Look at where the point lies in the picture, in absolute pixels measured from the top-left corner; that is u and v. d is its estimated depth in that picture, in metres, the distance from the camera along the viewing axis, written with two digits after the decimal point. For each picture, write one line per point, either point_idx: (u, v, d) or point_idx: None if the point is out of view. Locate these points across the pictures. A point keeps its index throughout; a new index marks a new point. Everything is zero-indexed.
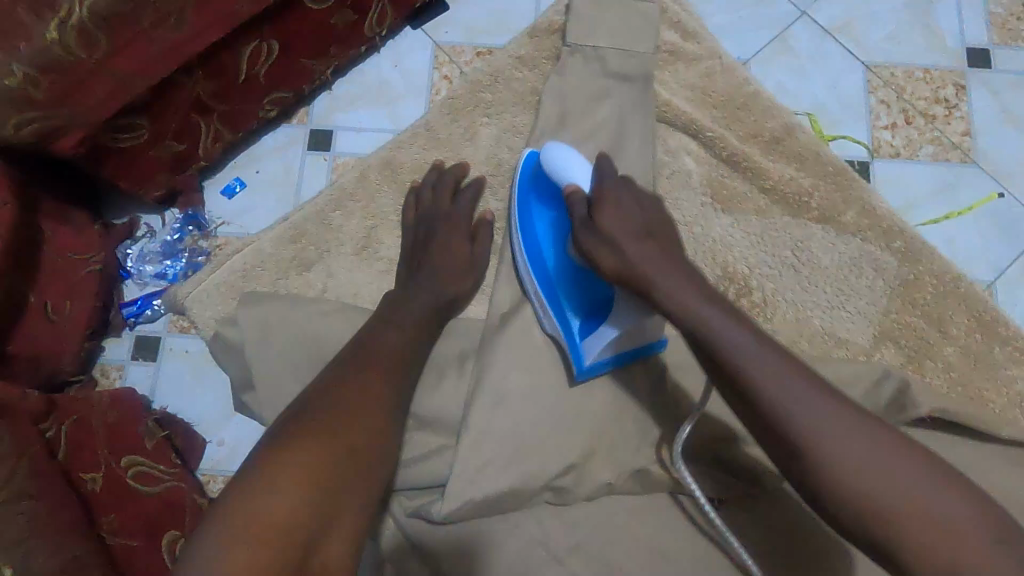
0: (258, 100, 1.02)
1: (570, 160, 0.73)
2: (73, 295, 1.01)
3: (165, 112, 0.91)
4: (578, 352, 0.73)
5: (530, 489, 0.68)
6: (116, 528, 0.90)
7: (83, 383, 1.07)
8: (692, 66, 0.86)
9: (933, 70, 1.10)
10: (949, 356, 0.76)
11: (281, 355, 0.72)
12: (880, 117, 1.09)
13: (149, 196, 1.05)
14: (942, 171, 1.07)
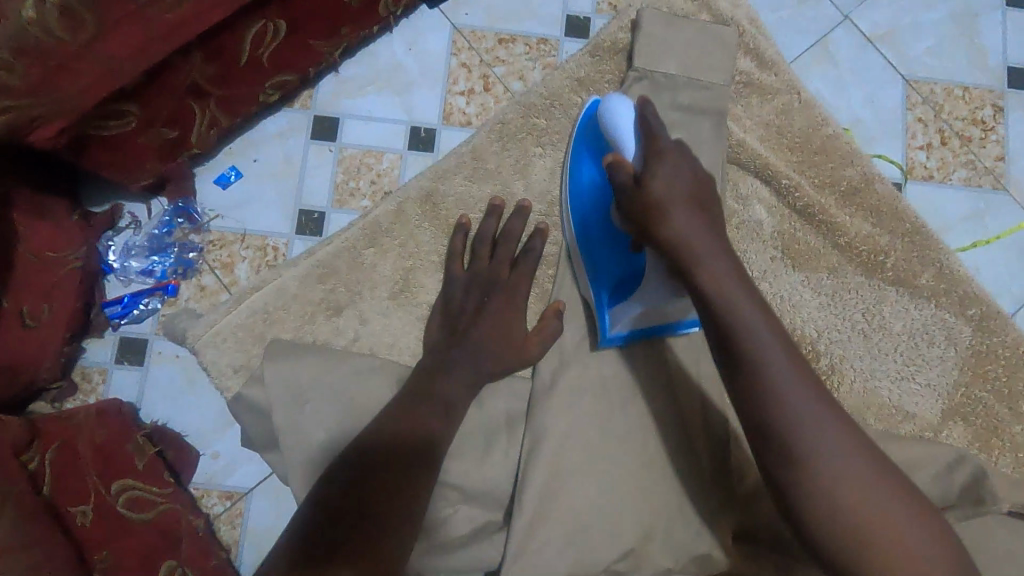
0: (262, 84, 0.88)
1: (624, 118, 0.67)
2: (52, 298, 0.85)
3: (157, 97, 0.77)
4: (606, 318, 0.71)
5: (585, 574, 0.63)
6: (109, 565, 0.79)
7: (63, 390, 0.92)
8: (767, 101, 0.79)
9: (972, 88, 1.00)
10: (1017, 436, 0.73)
11: (313, 418, 0.66)
12: (916, 136, 1.00)
13: (134, 186, 0.90)
14: (973, 197, 0.98)
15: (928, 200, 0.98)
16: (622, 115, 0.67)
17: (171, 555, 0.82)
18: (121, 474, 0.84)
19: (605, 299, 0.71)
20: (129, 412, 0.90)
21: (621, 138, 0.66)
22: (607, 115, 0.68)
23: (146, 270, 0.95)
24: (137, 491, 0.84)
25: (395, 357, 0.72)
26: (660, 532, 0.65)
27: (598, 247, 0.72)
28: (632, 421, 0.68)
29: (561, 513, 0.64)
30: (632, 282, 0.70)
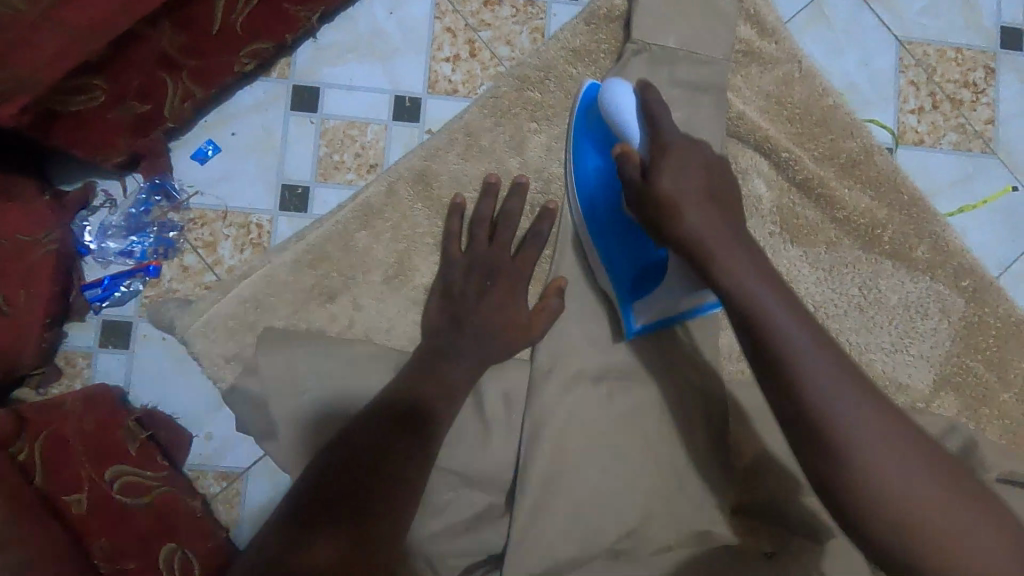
0: (237, 51, 0.83)
1: (626, 102, 0.67)
2: (30, 284, 0.82)
3: (126, 69, 0.72)
4: (629, 311, 0.70)
5: (589, 554, 0.64)
6: (109, 553, 0.79)
7: (47, 375, 0.90)
8: (767, 70, 0.77)
9: (965, 50, 0.99)
10: (1005, 404, 0.75)
11: (311, 407, 0.65)
12: (909, 100, 0.98)
13: (107, 163, 0.86)
14: (964, 161, 0.98)
15: (919, 165, 0.98)
16: (624, 96, 0.68)
17: (168, 539, 0.82)
18: (114, 460, 0.82)
19: (626, 293, 0.70)
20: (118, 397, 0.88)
21: (628, 117, 0.67)
22: (610, 100, 0.68)
23: (125, 251, 0.92)
24: (131, 476, 0.83)
25: (392, 343, 0.71)
26: (662, 509, 0.66)
27: (609, 235, 0.71)
28: (632, 401, 0.69)
29: (566, 494, 0.65)
30: (652, 277, 0.70)
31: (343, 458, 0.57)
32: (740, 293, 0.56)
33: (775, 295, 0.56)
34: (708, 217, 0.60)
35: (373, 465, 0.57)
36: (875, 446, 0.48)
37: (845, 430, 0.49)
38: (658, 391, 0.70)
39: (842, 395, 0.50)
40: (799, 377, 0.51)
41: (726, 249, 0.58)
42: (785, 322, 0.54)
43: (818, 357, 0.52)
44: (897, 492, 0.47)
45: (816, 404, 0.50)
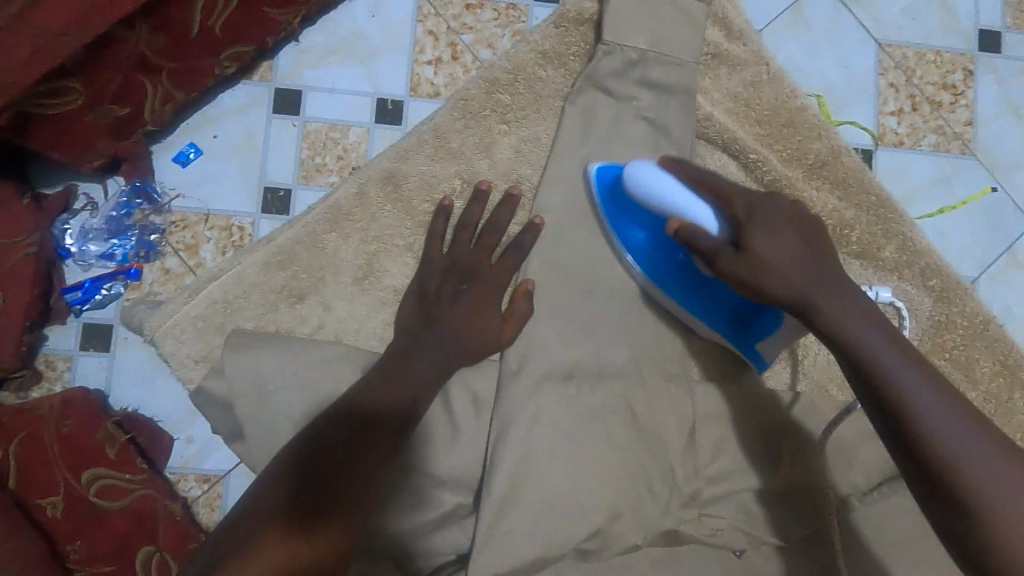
0: (216, 54, 0.83)
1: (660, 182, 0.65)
2: (4, 288, 0.81)
3: (103, 72, 0.72)
4: (754, 352, 0.73)
5: (555, 553, 0.65)
6: (84, 556, 0.80)
7: (26, 378, 0.89)
8: (736, 72, 0.77)
9: (944, 52, 1.00)
10: (971, 402, 0.75)
11: (277, 409, 0.65)
12: (888, 102, 0.99)
13: (86, 165, 0.86)
14: (942, 162, 0.98)
15: (898, 166, 0.99)
16: (655, 178, 0.65)
17: (146, 543, 0.82)
18: (91, 463, 0.83)
19: (743, 338, 0.73)
20: (99, 400, 0.87)
21: (671, 198, 0.64)
22: (637, 184, 0.66)
23: (106, 252, 0.92)
24: (109, 479, 0.83)
25: (361, 344, 0.71)
26: (629, 509, 0.66)
27: (695, 292, 0.71)
28: (598, 401, 0.69)
29: (532, 494, 0.65)
30: (762, 313, 0.70)
31: (305, 457, 0.58)
32: (831, 321, 0.58)
33: (871, 322, 0.58)
34: (792, 248, 0.60)
35: (333, 464, 0.57)
36: (987, 470, 0.50)
37: (957, 455, 0.51)
38: (625, 391, 0.70)
39: (950, 419, 0.52)
40: (907, 403, 0.53)
41: (827, 277, 0.60)
42: (878, 344, 0.56)
43: (923, 383, 0.54)
44: (1006, 514, 0.49)
45: (925, 430, 0.52)
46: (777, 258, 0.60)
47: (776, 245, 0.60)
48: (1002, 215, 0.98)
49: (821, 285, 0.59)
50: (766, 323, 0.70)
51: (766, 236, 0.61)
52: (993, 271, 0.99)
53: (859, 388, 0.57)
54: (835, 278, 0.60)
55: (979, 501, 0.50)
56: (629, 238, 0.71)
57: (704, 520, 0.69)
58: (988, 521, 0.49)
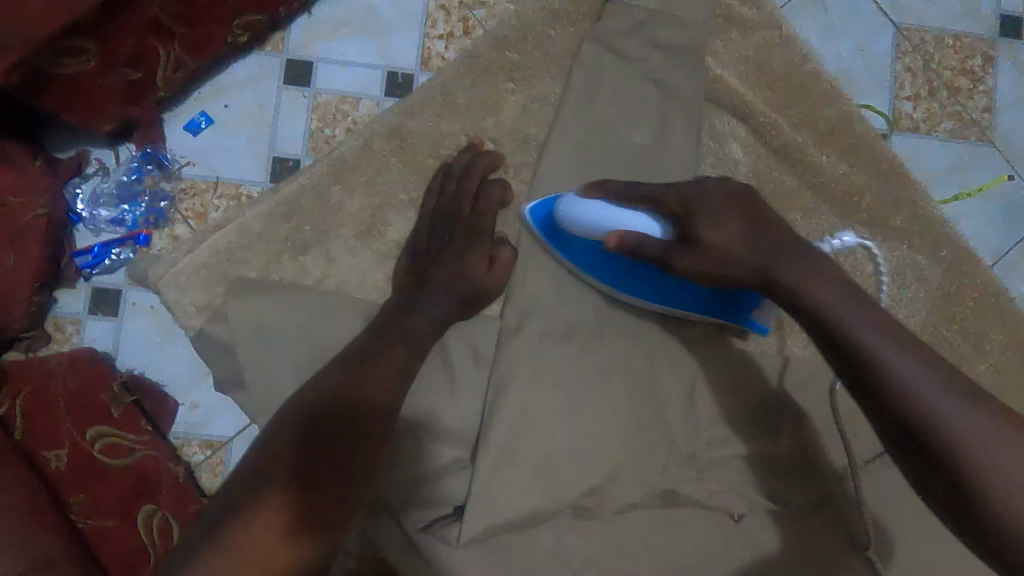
0: (229, 21, 0.83)
1: (589, 208, 0.64)
2: (15, 246, 0.82)
3: (117, 32, 0.73)
4: (753, 323, 0.70)
5: (552, 509, 0.65)
6: (87, 509, 0.80)
7: (34, 339, 0.90)
8: (747, 35, 0.76)
9: (963, 37, 0.98)
10: (980, 374, 0.74)
11: (278, 356, 0.65)
12: (905, 87, 0.97)
13: (98, 131, 0.86)
14: (959, 149, 0.97)
15: (913, 153, 0.97)
16: (586, 207, 0.64)
17: (148, 500, 0.83)
18: (96, 421, 0.84)
19: (733, 316, 0.69)
20: (106, 361, 0.88)
21: (603, 216, 0.63)
22: (571, 217, 0.65)
23: (117, 219, 0.92)
24: (112, 437, 0.84)
25: (362, 296, 0.71)
26: (625, 470, 0.66)
27: (667, 287, 0.68)
28: (599, 361, 0.68)
29: (529, 451, 0.65)
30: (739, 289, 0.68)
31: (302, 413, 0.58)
32: (801, 293, 0.57)
33: (836, 286, 0.57)
34: (733, 218, 0.61)
35: (328, 426, 0.57)
36: (1005, 460, 0.47)
37: (973, 449, 0.47)
38: (626, 351, 0.69)
39: (959, 410, 0.49)
40: (916, 402, 0.50)
41: (801, 268, 0.58)
42: (862, 324, 0.54)
43: (929, 377, 0.50)
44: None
45: (942, 432, 0.48)
46: (733, 235, 0.60)
47: (723, 230, 0.60)
48: (1019, 202, 0.96)
49: (773, 245, 0.59)
50: (746, 296, 0.67)
51: (709, 221, 0.61)
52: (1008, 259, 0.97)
53: (863, 397, 0.53)
54: (812, 264, 0.58)
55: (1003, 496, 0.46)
56: (576, 259, 0.69)
57: (702, 483, 0.68)
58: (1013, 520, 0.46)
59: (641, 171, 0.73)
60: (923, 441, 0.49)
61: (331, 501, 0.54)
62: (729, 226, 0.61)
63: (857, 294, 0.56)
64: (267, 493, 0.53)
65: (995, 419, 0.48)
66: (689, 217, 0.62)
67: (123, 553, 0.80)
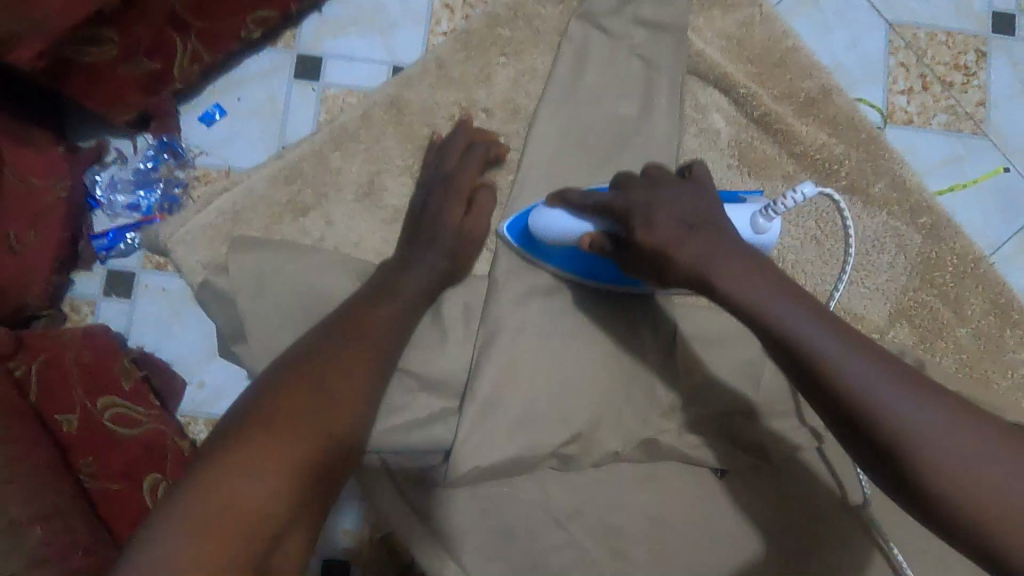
0: (242, 17, 0.89)
1: (556, 220, 0.66)
2: (36, 225, 0.87)
3: (137, 23, 0.78)
4: None
5: (536, 457, 0.67)
6: (95, 472, 0.84)
7: (52, 318, 0.93)
8: (730, 13, 0.80)
9: (956, 33, 1.00)
10: (961, 338, 0.76)
11: (277, 306, 0.68)
12: (898, 81, 1.00)
13: (118, 119, 0.91)
14: (954, 141, 0.99)
15: (908, 145, 0.99)
16: (553, 219, 0.66)
17: (154, 470, 0.86)
18: (107, 392, 0.87)
19: None
20: (117, 339, 0.92)
21: (568, 224, 0.65)
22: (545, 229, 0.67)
23: (133, 204, 0.97)
24: (122, 407, 0.87)
25: (359, 255, 0.75)
26: (607, 420, 0.68)
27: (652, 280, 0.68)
28: (583, 317, 0.71)
29: (513, 400, 0.67)
30: None
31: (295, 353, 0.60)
32: (736, 296, 0.53)
33: (767, 282, 0.53)
34: (670, 218, 0.57)
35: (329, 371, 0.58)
36: (962, 455, 0.45)
37: (932, 448, 0.45)
38: (610, 308, 0.72)
39: (923, 411, 0.46)
40: (871, 407, 0.47)
41: (737, 266, 0.54)
42: (802, 322, 0.50)
43: (885, 379, 0.47)
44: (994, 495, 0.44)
45: (880, 422, 0.46)
46: (667, 232, 0.57)
47: (657, 226, 0.57)
48: (1015, 193, 0.97)
49: (708, 249, 0.55)
50: None
51: (645, 219, 0.58)
52: (1005, 250, 0.98)
53: (820, 405, 0.50)
54: (735, 253, 0.55)
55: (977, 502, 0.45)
56: (563, 267, 0.70)
57: (683, 435, 0.70)
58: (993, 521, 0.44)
59: (625, 138, 0.76)
60: (884, 449, 0.47)
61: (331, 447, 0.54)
62: (673, 228, 0.57)
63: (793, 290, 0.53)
64: (261, 437, 0.51)
65: (948, 413, 0.46)
66: (626, 215, 0.60)
67: (127, 517, 0.82)
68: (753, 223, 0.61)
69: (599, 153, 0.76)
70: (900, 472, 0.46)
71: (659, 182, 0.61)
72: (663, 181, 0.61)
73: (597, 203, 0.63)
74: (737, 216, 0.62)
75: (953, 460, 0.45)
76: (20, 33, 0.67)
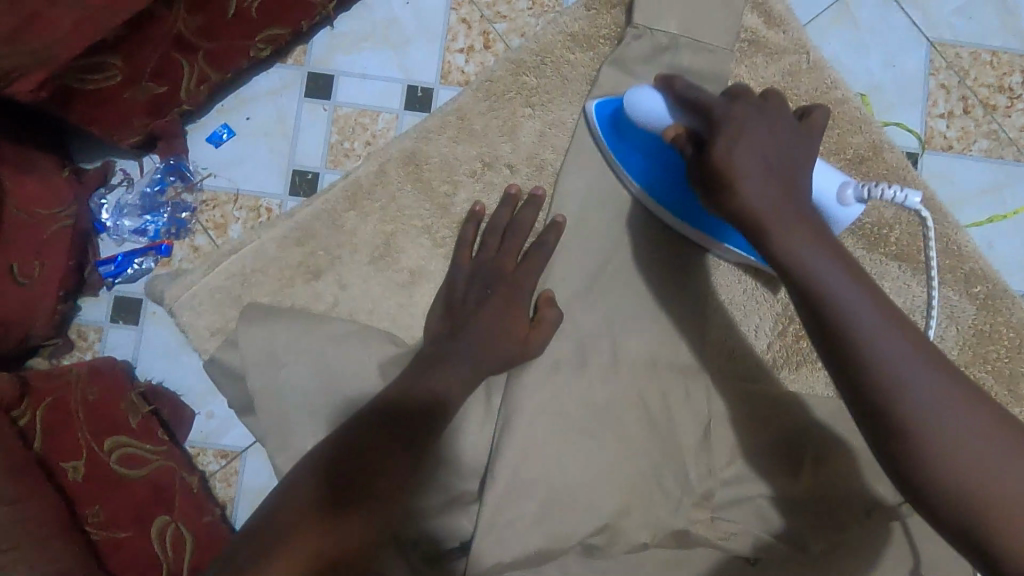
0: (252, 37, 0.83)
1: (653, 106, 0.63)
2: (43, 255, 0.81)
3: (143, 48, 0.73)
4: None
5: (562, 547, 0.64)
6: (103, 520, 0.79)
7: (58, 346, 0.90)
8: (773, 61, 0.75)
9: (1002, 53, 0.91)
10: (1014, 417, 0.71)
11: (287, 382, 0.65)
12: (938, 104, 0.91)
13: (125, 142, 0.86)
14: (993, 169, 0.90)
15: (944, 171, 0.91)
16: (648, 104, 0.63)
17: (163, 512, 0.81)
18: (114, 432, 0.82)
19: None
20: (124, 369, 0.88)
21: (657, 116, 0.62)
22: (631, 107, 0.64)
23: (139, 229, 0.92)
24: (130, 448, 0.82)
25: (373, 323, 0.71)
26: (637, 507, 0.65)
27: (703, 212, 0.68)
28: (613, 395, 0.67)
29: (537, 486, 0.64)
30: None
31: (328, 458, 0.58)
32: (782, 246, 0.53)
33: (814, 240, 0.53)
34: (757, 151, 0.55)
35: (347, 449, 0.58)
36: (967, 441, 0.46)
37: (936, 427, 0.46)
38: (641, 386, 0.68)
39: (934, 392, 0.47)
40: (885, 377, 0.48)
41: (792, 223, 0.53)
42: (841, 286, 0.51)
43: (907, 354, 0.48)
44: (987, 483, 0.45)
45: (891, 393, 0.47)
46: (745, 165, 0.54)
47: (740, 151, 0.55)
48: None
49: (776, 194, 0.54)
50: None
51: (728, 141, 0.55)
52: None
53: (837, 369, 0.50)
54: (793, 208, 0.54)
55: (972, 485, 0.45)
56: (629, 164, 0.69)
57: (717, 524, 0.66)
58: (979, 506, 0.45)
59: None
60: (889, 420, 0.47)
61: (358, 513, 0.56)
62: (756, 160, 0.55)
63: (839, 253, 0.53)
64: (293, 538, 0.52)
65: (967, 398, 0.47)
66: (712, 133, 0.56)
67: (137, 566, 0.78)
68: (839, 192, 0.61)
69: (632, 213, 0.71)
70: (907, 451, 0.47)
71: (758, 116, 0.57)
72: (762, 116, 0.57)
73: (690, 107, 0.60)
74: (824, 179, 0.62)
75: (960, 447, 0.46)
76: (14, 68, 0.59)
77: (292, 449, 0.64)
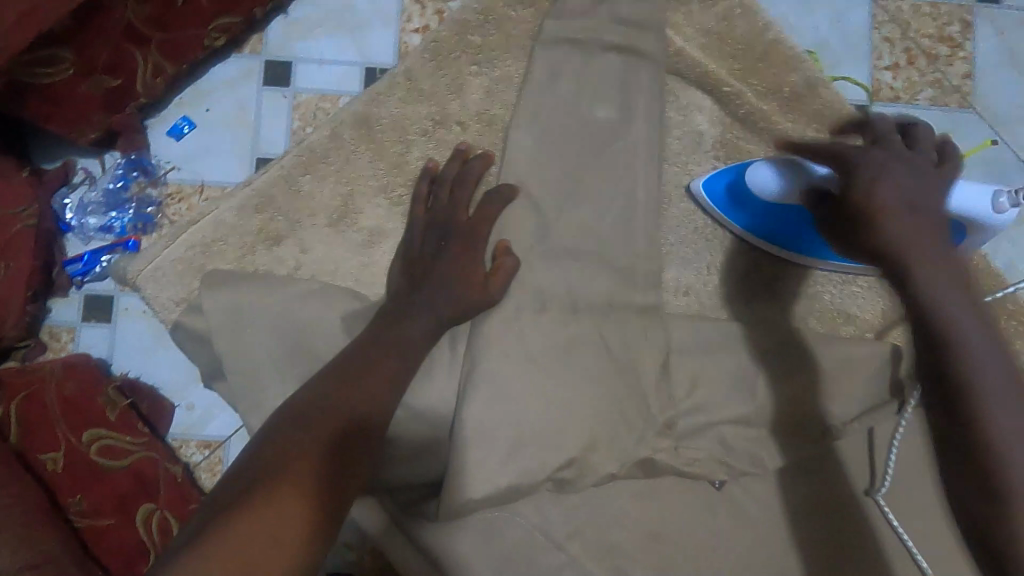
0: (206, 25, 0.82)
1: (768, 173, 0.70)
2: (5, 255, 0.79)
3: (91, 39, 0.72)
4: None
5: (532, 482, 0.65)
6: (85, 510, 0.79)
7: (32, 348, 0.89)
8: (709, 7, 0.77)
9: (940, 4, 0.95)
10: None
11: (258, 344, 0.66)
12: (882, 57, 0.95)
13: (85, 140, 0.85)
14: (939, 116, 0.94)
15: (893, 124, 0.94)
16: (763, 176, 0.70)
17: (146, 501, 0.80)
18: (92, 425, 0.82)
19: None
20: (100, 366, 0.86)
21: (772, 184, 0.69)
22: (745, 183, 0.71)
23: (105, 227, 0.91)
24: (109, 440, 0.81)
25: (337, 283, 0.74)
26: (602, 440, 0.67)
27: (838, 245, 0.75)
28: (572, 335, 0.69)
29: (504, 427, 0.65)
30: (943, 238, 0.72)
31: (298, 407, 0.59)
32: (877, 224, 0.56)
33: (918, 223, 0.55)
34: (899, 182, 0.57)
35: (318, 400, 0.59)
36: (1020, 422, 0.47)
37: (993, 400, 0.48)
38: (600, 324, 0.70)
39: (993, 357, 0.49)
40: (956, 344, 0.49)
41: (896, 204, 0.56)
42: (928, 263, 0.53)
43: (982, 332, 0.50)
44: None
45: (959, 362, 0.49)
46: (890, 198, 0.57)
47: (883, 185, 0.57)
48: (1004, 167, 0.93)
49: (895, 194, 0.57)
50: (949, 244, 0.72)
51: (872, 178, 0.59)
52: None
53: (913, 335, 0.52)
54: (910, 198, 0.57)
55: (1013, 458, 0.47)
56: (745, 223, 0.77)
57: (680, 452, 0.69)
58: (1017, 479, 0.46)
59: (607, 146, 0.73)
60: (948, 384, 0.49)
61: (342, 466, 0.56)
62: (891, 185, 0.57)
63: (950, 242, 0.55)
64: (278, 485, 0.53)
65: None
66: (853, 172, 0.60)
67: (123, 553, 0.78)
68: (996, 202, 0.66)
69: (581, 160, 0.73)
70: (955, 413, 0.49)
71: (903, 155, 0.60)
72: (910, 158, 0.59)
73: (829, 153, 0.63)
74: (977, 194, 0.67)
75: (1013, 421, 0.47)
76: None
77: (261, 407, 0.65)
